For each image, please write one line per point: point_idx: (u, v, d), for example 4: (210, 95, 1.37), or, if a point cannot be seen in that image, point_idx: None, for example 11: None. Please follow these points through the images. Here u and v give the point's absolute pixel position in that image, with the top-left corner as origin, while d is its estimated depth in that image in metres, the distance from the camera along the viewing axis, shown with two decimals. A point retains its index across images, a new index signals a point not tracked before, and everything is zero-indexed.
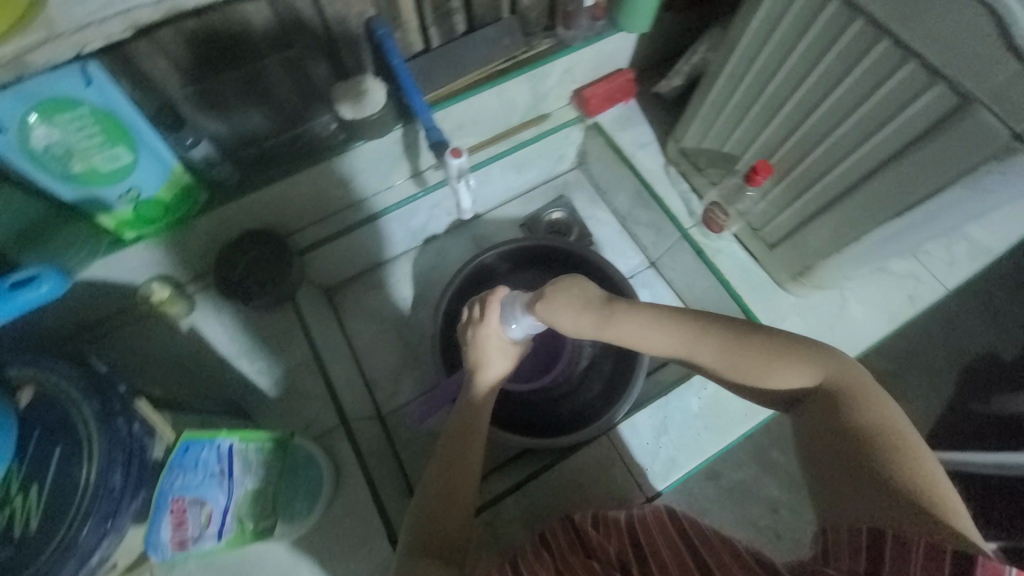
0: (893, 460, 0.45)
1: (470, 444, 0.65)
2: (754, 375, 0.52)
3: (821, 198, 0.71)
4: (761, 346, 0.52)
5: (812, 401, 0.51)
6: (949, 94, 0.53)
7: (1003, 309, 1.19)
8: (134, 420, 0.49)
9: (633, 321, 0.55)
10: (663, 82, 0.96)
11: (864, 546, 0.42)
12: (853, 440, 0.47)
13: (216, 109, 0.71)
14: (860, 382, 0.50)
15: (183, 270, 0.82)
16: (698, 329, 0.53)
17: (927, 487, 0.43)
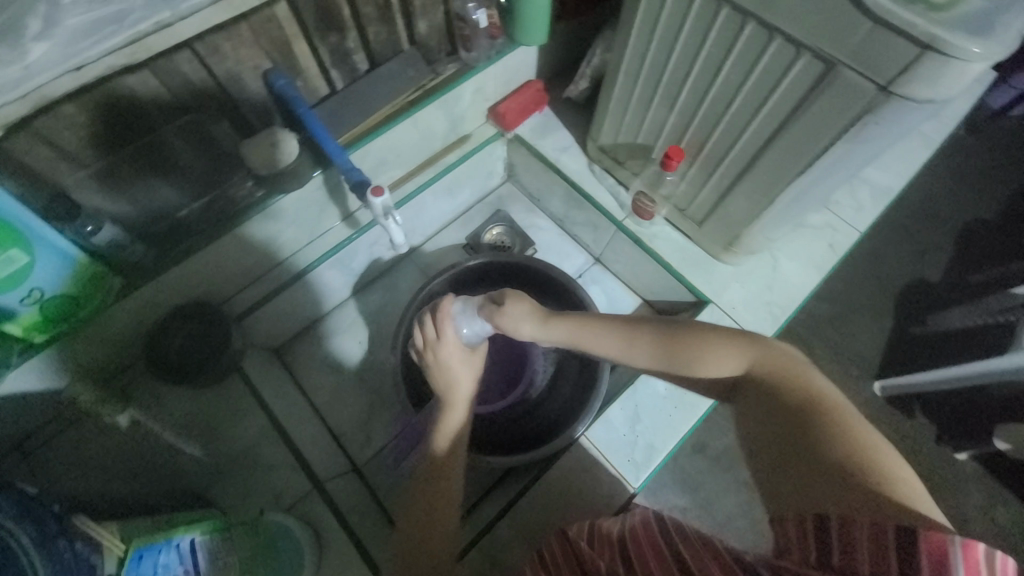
0: (829, 437, 0.46)
1: (446, 477, 0.64)
2: (690, 368, 0.54)
3: (732, 171, 0.76)
4: (691, 339, 0.54)
5: (750, 389, 0.53)
6: (815, 61, 0.58)
7: (916, 239, 1.30)
8: (75, 538, 0.46)
9: (578, 326, 0.59)
10: (571, 87, 0.99)
11: (812, 530, 0.41)
12: (790, 422, 0.48)
13: (119, 189, 0.69)
14: (789, 364, 0.52)
15: (111, 363, 0.77)
16: (629, 329, 0.57)
17: (866, 462, 0.43)
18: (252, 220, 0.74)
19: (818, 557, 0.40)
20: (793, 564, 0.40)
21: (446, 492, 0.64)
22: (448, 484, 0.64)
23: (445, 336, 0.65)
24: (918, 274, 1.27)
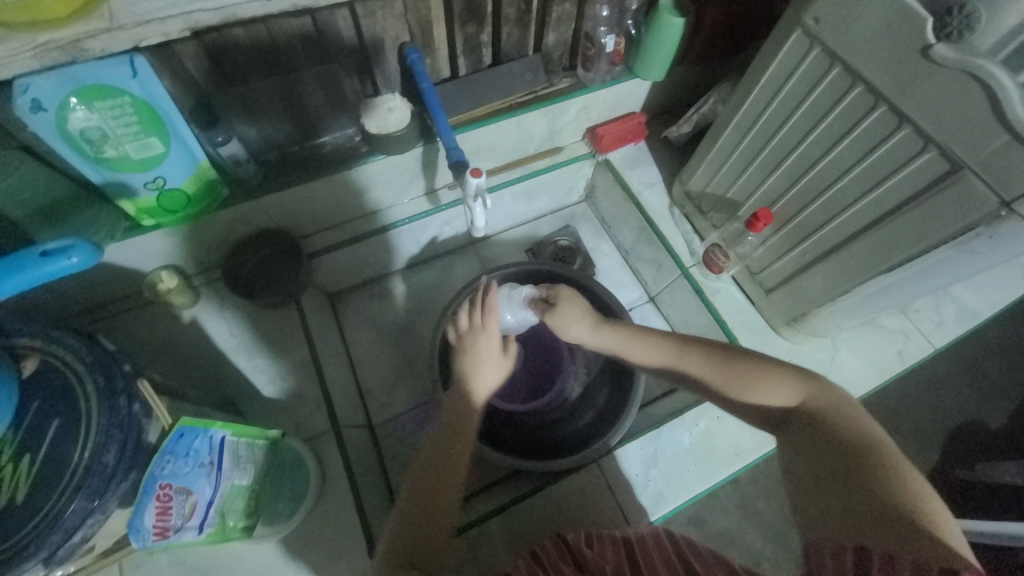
0: (879, 474, 0.45)
1: (460, 439, 0.65)
2: (737, 392, 0.55)
3: (818, 248, 0.74)
4: (743, 364, 0.56)
5: (796, 418, 0.52)
6: (940, 160, 0.57)
7: (987, 376, 1.21)
8: (135, 400, 0.49)
9: (627, 336, 0.64)
10: (672, 128, 1.01)
11: (851, 562, 0.41)
12: (837, 455, 0.47)
13: (248, 112, 0.74)
14: (841, 401, 0.51)
15: (193, 262, 0.83)
16: (682, 346, 0.60)
17: (912, 501, 0.43)
18: (357, 169, 0.81)
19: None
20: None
21: (457, 457, 0.63)
22: (463, 449, 0.64)
23: (490, 323, 0.69)
24: (979, 414, 1.18)
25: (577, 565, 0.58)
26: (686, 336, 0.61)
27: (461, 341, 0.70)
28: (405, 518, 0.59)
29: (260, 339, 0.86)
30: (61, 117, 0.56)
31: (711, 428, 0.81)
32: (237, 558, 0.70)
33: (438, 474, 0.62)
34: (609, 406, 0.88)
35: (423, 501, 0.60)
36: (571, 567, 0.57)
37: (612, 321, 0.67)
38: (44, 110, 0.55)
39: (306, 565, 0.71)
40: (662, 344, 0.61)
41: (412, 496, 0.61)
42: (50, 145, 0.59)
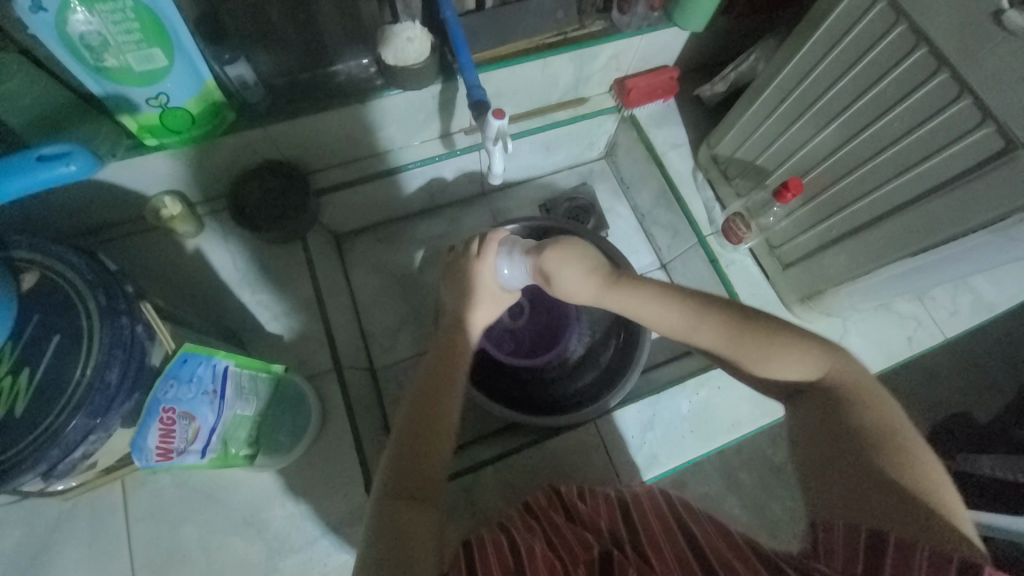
0: (894, 457, 0.45)
1: (449, 375, 0.63)
2: (757, 362, 0.54)
3: (847, 223, 0.72)
4: (764, 334, 0.53)
5: (813, 395, 0.52)
6: (997, 137, 0.53)
7: (984, 371, 1.21)
8: (138, 322, 0.49)
9: (635, 291, 0.59)
10: (706, 86, 0.95)
11: (862, 543, 0.40)
12: (853, 434, 0.47)
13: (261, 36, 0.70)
14: (861, 381, 0.51)
15: (197, 189, 0.81)
16: (697, 307, 0.56)
17: (925, 487, 0.43)
18: (371, 103, 0.77)
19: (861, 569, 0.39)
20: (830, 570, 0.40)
21: (449, 395, 0.61)
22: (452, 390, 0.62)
23: (488, 258, 0.69)
24: (967, 407, 1.19)
25: (569, 517, 0.60)
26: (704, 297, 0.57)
27: (462, 266, 0.70)
28: (396, 452, 0.55)
29: (264, 274, 0.85)
30: (62, 19, 0.52)
31: (711, 399, 0.81)
32: (236, 484, 0.72)
33: (431, 405, 0.59)
34: (611, 368, 0.88)
35: (413, 441, 0.56)
36: (562, 515, 0.61)
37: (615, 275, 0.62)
38: (41, 9, 0.50)
39: (303, 495, 0.73)
40: (676, 304, 0.57)
41: (403, 431, 0.57)
42: (47, 48, 0.54)
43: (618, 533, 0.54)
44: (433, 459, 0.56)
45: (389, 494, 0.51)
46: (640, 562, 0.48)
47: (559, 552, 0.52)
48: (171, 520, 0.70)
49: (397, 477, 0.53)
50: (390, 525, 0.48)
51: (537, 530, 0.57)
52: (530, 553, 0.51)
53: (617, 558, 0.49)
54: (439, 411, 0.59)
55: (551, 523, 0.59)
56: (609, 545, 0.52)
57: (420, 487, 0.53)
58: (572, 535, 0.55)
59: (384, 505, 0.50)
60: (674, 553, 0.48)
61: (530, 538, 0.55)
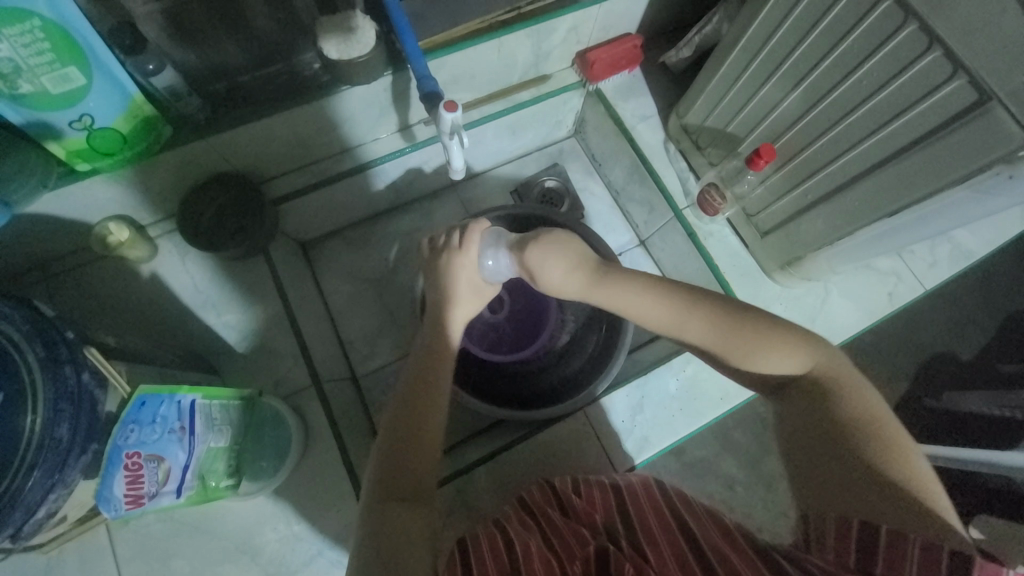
0: (880, 451, 0.46)
1: (434, 374, 0.60)
2: (742, 356, 0.53)
3: (822, 187, 0.70)
4: (751, 327, 0.53)
5: (798, 388, 0.51)
6: (969, 89, 0.51)
7: (964, 311, 1.22)
8: (84, 370, 0.45)
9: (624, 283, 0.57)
10: (671, 52, 0.91)
11: (854, 535, 0.42)
12: (842, 429, 0.48)
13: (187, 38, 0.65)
14: (844, 371, 0.51)
15: (143, 211, 0.76)
16: (686, 303, 0.55)
17: (909, 477, 0.45)
18: (318, 103, 0.72)
19: (854, 561, 0.41)
20: (824, 563, 0.42)
21: (436, 398, 0.59)
22: (440, 387, 0.60)
23: (471, 251, 0.65)
24: (950, 347, 1.20)
25: (564, 512, 0.60)
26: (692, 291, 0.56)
27: (443, 262, 0.66)
28: (385, 458, 0.54)
29: (228, 293, 0.81)
30: None
31: (699, 374, 0.81)
32: (225, 513, 0.70)
33: (416, 408, 0.58)
34: (598, 353, 0.87)
35: (399, 441, 0.55)
36: (558, 511, 0.60)
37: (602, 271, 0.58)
38: None
39: (295, 516, 0.71)
40: (668, 300, 0.56)
41: (390, 427, 0.57)
42: None
43: (614, 530, 0.54)
44: (424, 456, 0.55)
45: (386, 494, 0.52)
46: (637, 557, 0.49)
47: (556, 554, 0.52)
48: (164, 557, 0.69)
49: (392, 477, 0.53)
50: (386, 526, 0.49)
51: (535, 529, 0.57)
52: (525, 552, 0.52)
53: (613, 554, 0.50)
54: (429, 411, 0.58)
55: (547, 520, 0.59)
56: (604, 541, 0.53)
57: (411, 483, 0.53)
58: (570, 533, 0.55)
59: (378, 509, 0.50)
60: (671, 547, 0.49)
61: (525, 537, 0.55)
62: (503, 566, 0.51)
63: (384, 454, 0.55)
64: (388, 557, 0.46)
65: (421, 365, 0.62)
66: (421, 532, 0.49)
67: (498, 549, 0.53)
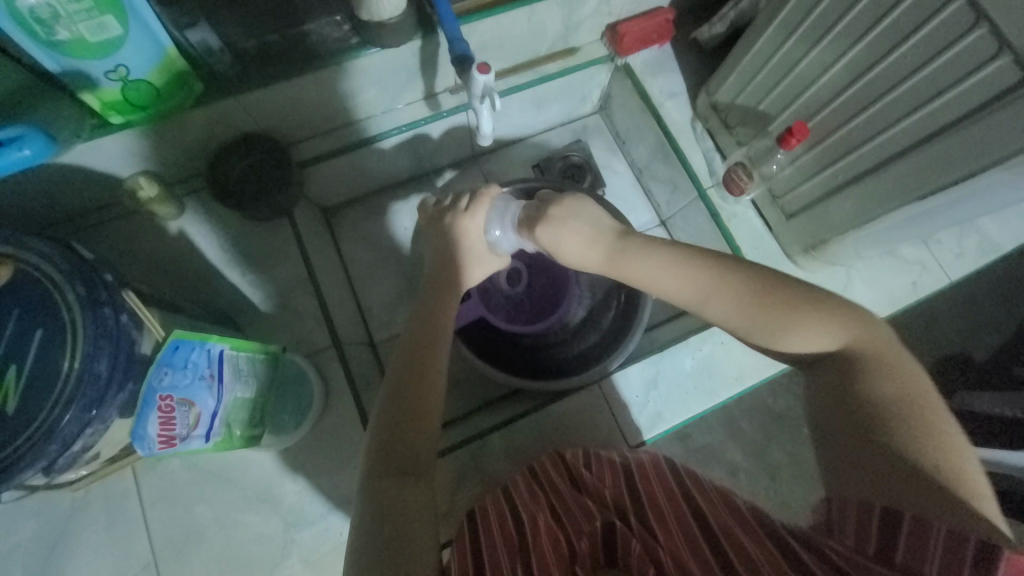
0: (913, 432, 0.43)
1: (431, 353, 0.60)
2: (770, 333, 0.52)
3: (854, 168, 0.69)
4: (782, 302, 0.52)
5: (829, 367, 0.50)
6: (1014, 68, 0.50)
7: (984, 310, 1.19)
8: (122, 312, 0.47)
9: (645, 258, 0.60)
10: (704, 28, 0.89)
11: (875, 519, 0.41)
12: (875, 408, 0.45)
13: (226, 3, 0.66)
14: (884, 351, 0.49)
15: (170, 167, 0.77)
16: (716, 274, 0.55)
17: (947, 462, 0.42)
18: (348, 64, 0.71)
19: (874, 549, 0.40)
20: (841, 548, 0.41)
21: (433, 380, 0.58)
22: (436, 355, 0.60)
23: (476, 215, 0.69)
24: (967, 346, 1.18)
25: (573, 482, 0.60)
26: (712, 261, 0.56)
27: (448, 222, 0.70)
28: (389, 431, 0.54)
29: (251, 253, 0.82)
30: None
31: (714, 353, 0.81)
32: (245, 464, 0.73)
33: (413, 390, 0.56)
34: (614, 330, 0.88)
35: (399, 417, 0.55)
36: (567, 482, 0.60)
37: (626, 241, 0.62)
38: None
39: (312, 471, 0.74)
40: (693, 274, 0.56)
41: (389, 399, 0.56)
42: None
43: (623, 505, 0.54)
44: (423, 440, 0.54)
45: (380, 472, 0.51)
46: (643, 534, 0.49)
47: (562, 527, 0.52)
48: (186, 502, 0.71)
49: (387, 457, 0.52)
50: (387, 504, 0.49)
51: (539, 498, 0.58)
52: (533, 529, 0.52)
53: (620, 530, 0.50)
54: (424, 392, 0.57)
55: (555, 491, 0.59)
56: (612, 517, 0.52)
57: (415, 460, 0.52)
58: (574, 507, 0.55)
59: (379, 484, 0.50)
60: (679, 524, 0.48)
61: (532, 512, 0.55)
62: (512, 541, 0.52)
63: (377, 438, 0.54)
64: (389, 535, 0.46)
65: (422, 335, 0.61)
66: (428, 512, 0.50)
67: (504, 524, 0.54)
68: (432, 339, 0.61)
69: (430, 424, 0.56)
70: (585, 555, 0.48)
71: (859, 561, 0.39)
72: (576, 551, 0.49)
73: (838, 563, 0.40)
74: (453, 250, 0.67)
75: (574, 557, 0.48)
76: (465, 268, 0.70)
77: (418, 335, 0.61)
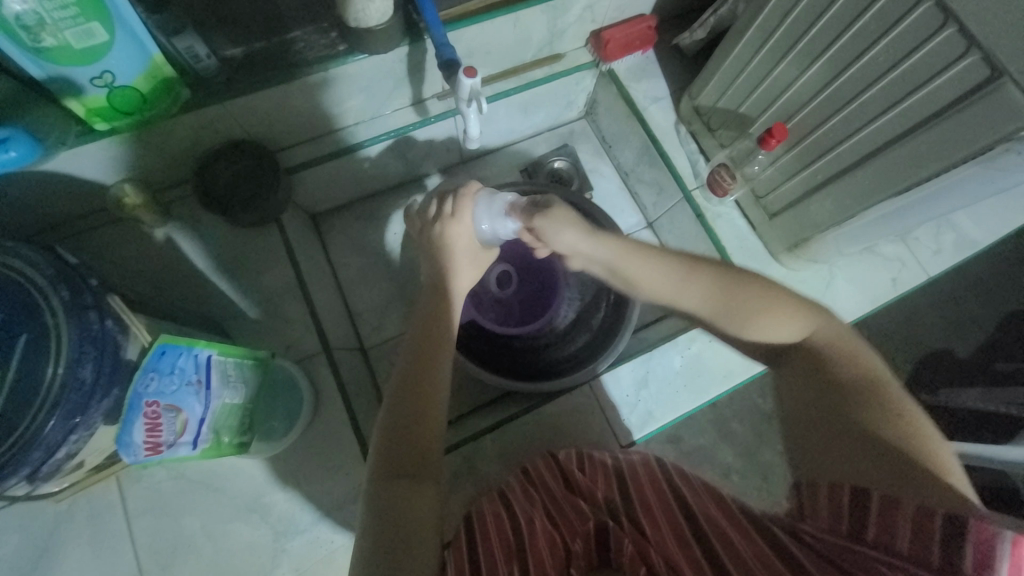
0: (877, 415, 0.46)
1: (434, 358, 0.59)
2: (738, 330, 0.55)
3: (832, 167, 0.71)
4: (750, 297, 0.54)
5: (797, 355, 0.53)
6: (982, 66, 0.52)
7: (965, 307, 1.21)
8: (107, 316, 0.46)
9: (626, 245, 0.61)
10: (685, 34, 0.91)
11: (847, 501, 0.42)
12: (840, 395, 0.48)
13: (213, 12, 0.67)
14: (846, 338, 0.52)
15: (155, 173, 0.76)
16: (682, 272, 0.57)
17: (912, 440, 0.44)
18: (333, 71, 0.71)
19: (846, 530, 0.41)
20: (818, 532, 0.42)
21: (435, 380, 0.58)
22: (438, 369, 0.59)
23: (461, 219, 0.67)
24: (951, 344, 1.20)
25: (568, 486, 0.60)
26: (678, 256, 0.59)
27: (435, 231, 0.68)
28: (389, 433, 0.54)
29: (238, 260, 0.82)
30: None
31: (703, 352, 0.82)
32: (234, 472, 0.72)
33: (417, 390, 0.56)
34: (604, 330, 0.89)
35: (406, 415, 0.55)
36: (561, 485, 0.60)
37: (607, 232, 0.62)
38: None
39: (303, 478, 0.73)
40: (664, 264, 0.58)
41: (392, 406, 0.55)
42: None
43: (616, 506, 0.54)
44: (428, 443, 0.54)
45: (381, 473, 0.51)
46: (636, 533, 0.49)
47: (558, 529, 0.52)
48: (172, 513, 0.70)
49: (388, 459, 0.52)
50: (390, 507, 0.48)
51: (534, 500, 0.58)
52: (530, 531, 0.52)
53: (614, 531, 0.50)
54: (431, 392, 0.57)
55: (549, 494, 0.59)
56: (605, 518, 0.52)
57: (419, 460, 0.52)
58: (569, 509, 0.55)
59: (383, 488, 0.50)
60: (667, 520, 0.49)
61: (528, 514, 0.55)
62: (508, 543, 0.51)
63: (382, 442, 0.53)
64: (392, 535, 0.47)
65: (418, 336, 0.61)
66: (429, 517, 0.49)
67: (500, 527, 0.54)
68: (434, 351, 0.60)
69: (433, 426, 0.55)
70: (579, 556, 0.48)
71: (834, 543, 0.41)
72: (571, 551, 0.49)
73: (816, 546, 0.41)
74: (442, 253, 0.67)
75: (569, 557, 0.48)
76: (455, 275, 0.68)
77: (416, 345, 0.60)
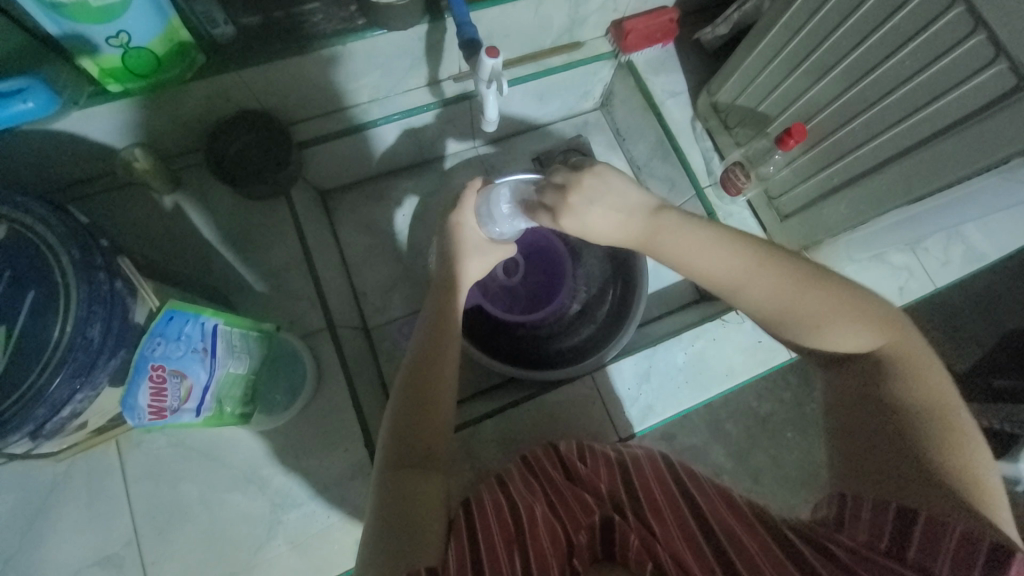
0: (928, 436, 0.46)
1: (447, 349, 0.60)
2: (804, 330, 0.53)
3: (849, 170, 0.70)
4: (821, 299, 0.52)
5: (856, 366, 0.52)
6: (1009, 75, 0.51)
7: (968, 320, 1.21)
8: (116, 278, 0.46)
9: (683, 235, 0.56)
10: (707, 29, 0.90)
11: (890, 517, 0.43)
12: (895, 412, 0.48)
13: None
14: (913, 355, 0.51)
15: (165, 139, 0.75)
16: (756, 264, 0.54)
17: (961, 467, 0.44)
18: (349, 46, 0.70)
19: (885, 548, 0.42)
20: (852, 544, 0.43)
21: (447, 371, 0.59)
22: (448, 357, 0.60)
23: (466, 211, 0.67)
24: (950, 356, 1.20)
25: (569, 476, 0.60)
26: (754, 247, 0.55)
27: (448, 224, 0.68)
28: (397, 422, 0.55)
29: (247, 232, 0.81)
30: None
31: (706, 350, 0.82)
32: (233, 443, 0.72)
33: (430, 373, 0.58)
34: (608, 323, 0.89)
35: (414, 404, 0.56)
36: (561, 474, 0.60)
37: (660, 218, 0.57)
38: None
39: (300, 452, 0.73)
40: (735, 255, 0.55)
41: (404, 399, 0.56)
42: None
43: (620, 500, 0.54)
44: (432, 431, 0.56)
45: (394, 464, 0.52)
46: (642, 528, 0.49)
47: (560, 520, 0.52)
48: (171, 479, 0.70)
49: (401, 447, 0.54)
50: (404, 492, 0.50)
51: (537, 489, 0.58)
52: (530, 519, 0.52)
53: (618, 524, 0.50)
54: (441, 386, 0.58)
55: (551, 483, 0.59)
56: (609, 512, 0.52)
57: (425, 451, 0.54)
58: (573, 502, 0.55)
59: (392, 474, 0.52)
60: (675, 516, 0.50)
61: (528, 502, 0.54)
62: (507, 526, 0.51)
63: (396, 416, 0.56)
64: (404, 522, 0.48)
65: (436, 325, 0.62)
66: (435, 501, 0.51)
67: (501, 512, 0.53)
68: (445, 342, 0.61)
69: (439, 413, 0.57)
70: (583, 548, 0.49)
71: (867, 556, 0.41)
72: (574, 544, 0.49)
73: (846, 558, 0.42)
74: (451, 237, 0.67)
75: (572, 550, 0.49)
76: (464, 259, 0.67)
77: (429, 334, 0.61)
